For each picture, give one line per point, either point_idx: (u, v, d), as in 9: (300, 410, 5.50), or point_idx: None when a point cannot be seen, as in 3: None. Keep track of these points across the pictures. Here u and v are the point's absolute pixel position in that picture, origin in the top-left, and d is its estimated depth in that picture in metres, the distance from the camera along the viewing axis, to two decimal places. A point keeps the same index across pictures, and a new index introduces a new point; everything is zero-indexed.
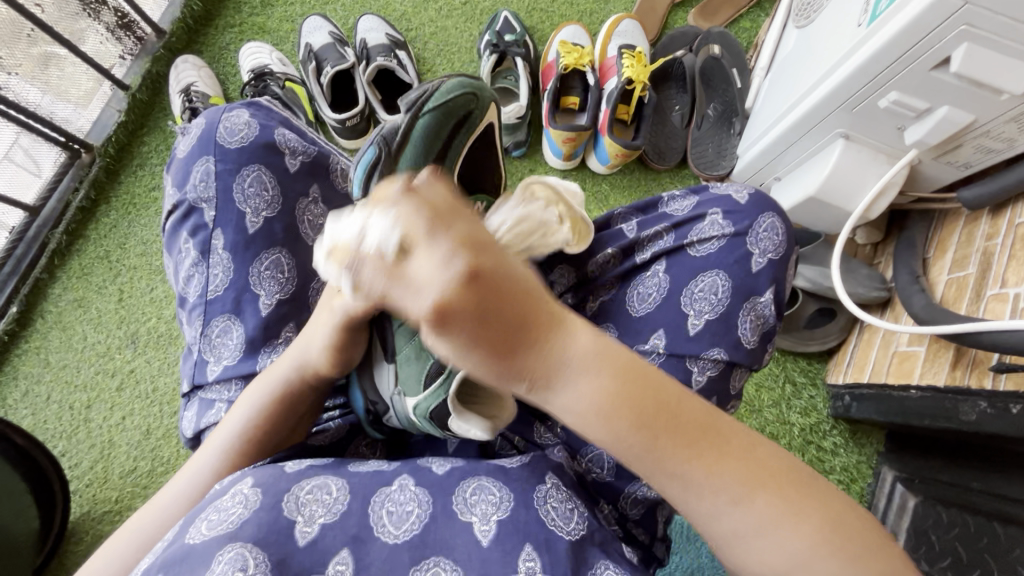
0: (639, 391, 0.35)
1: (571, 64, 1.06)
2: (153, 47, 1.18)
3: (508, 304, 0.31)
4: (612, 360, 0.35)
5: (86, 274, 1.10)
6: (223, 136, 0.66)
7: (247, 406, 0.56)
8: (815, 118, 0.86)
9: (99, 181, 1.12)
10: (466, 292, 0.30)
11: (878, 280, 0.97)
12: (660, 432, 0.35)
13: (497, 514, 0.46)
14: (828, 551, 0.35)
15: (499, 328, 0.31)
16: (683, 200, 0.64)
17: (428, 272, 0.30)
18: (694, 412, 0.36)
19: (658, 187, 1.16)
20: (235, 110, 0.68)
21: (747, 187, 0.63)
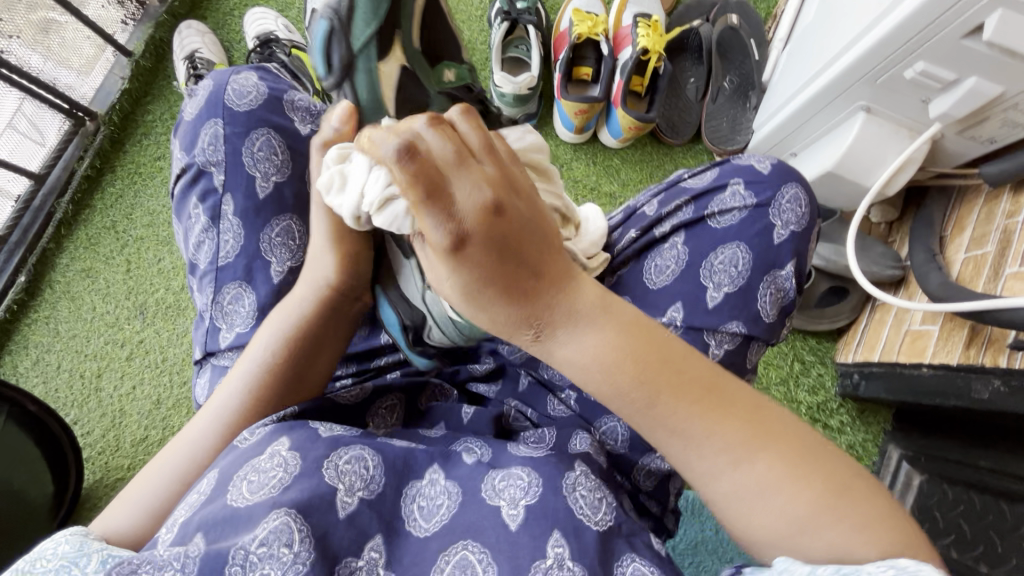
0: (643, 343, 0.45)
1: (584, 33, 1.03)
2: (156, 12, 1.14)
3: (523, 249, 0.43)
4: (614, 311, 0.46)
5: (93, 245, 1.10)
6: (232, 97, 0.64)
7: (268, 333, 0.59)
8: (836, 89, 0.84)
9: (104, 150, 1.11)
10: (492, 222, 0.40)
11: (893, 258, 0.96)
12: (660, 387, 0.44)
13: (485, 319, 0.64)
14: (830, 518, 0.41)
15: (512, 261, 0.43)
16: (704, 172, 0.63)
17: (462, 198, 0.40)
18: (698, 370, 0.45)
19: (671, 161, 1.14)
20: (243, 71, 0.66)
21: (772, 157, 0.61)
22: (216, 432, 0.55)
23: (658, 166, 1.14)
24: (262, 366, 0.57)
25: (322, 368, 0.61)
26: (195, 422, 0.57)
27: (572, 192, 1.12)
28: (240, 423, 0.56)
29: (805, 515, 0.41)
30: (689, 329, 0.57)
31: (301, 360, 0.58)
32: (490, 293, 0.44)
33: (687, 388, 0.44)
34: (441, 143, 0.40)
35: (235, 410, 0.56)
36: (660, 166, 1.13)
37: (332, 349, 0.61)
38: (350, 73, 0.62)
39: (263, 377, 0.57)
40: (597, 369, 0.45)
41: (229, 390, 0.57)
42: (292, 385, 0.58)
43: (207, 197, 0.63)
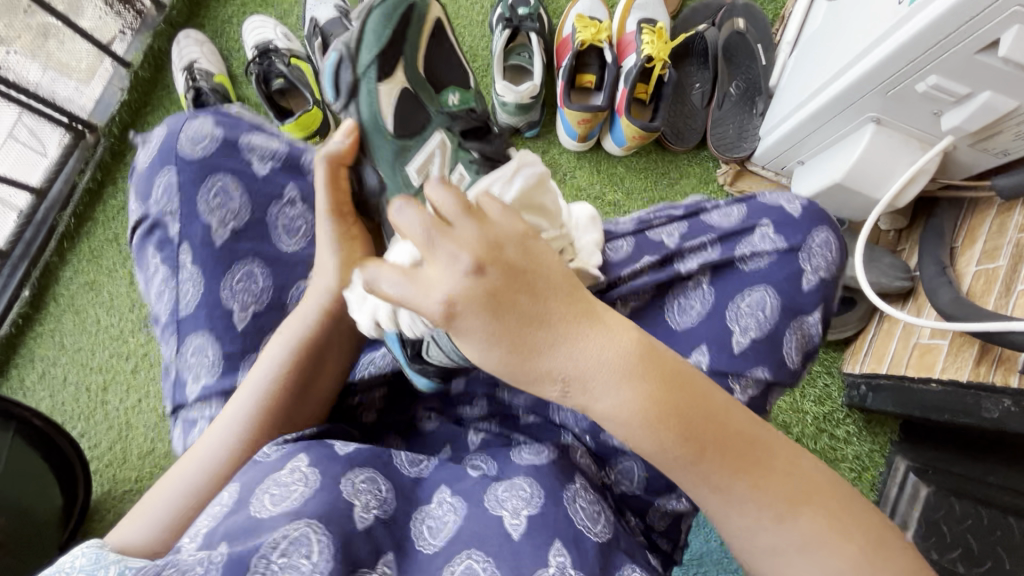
0: (676, 391, 0.44)
1: (588, 40, 1.02)
2: (153, 21, 1.13)
3: (528, 300, 0.43)
4: (649, 360, 0.44)
5: (96, 258, 1.10)
6: (186, 146, 0.62)
7: (277, 346, 0.59)
8: (844, 101, 0.82)
9: (105, 162, 1.10)
10: (478, 284, 0.41)
11: (902, 269, 0.94)
12: (706, 444, 0.44)
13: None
14: (870, 568, 0.44)
15: (517, 318, 0.42)
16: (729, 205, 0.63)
17: (442, 274, 0.42)
18: (737, 424, 0.45)
19: (676, 169, 1.12)
20: (197, 118, 0.64)
21: (800, 197, 0.63)
22: (225, 444, 0.56)
23: (662, 174, 1.12)
24: (271, 378, 0.57)
25: (329, 380, 0.60)
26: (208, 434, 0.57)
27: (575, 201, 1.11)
28: (251, 438, 0.56)
29: (844, 568, 0.44)
30: (714, 373, 0.56)
31: (308, 371, 0.59)
32: (503, 355, 0.42)
33: (729, 445, 0.45)
34: (415, 216, 0.42)
35: (241, 426, 0.56)
36: (664, 173, 1.12)
37: (337, 362, 0.61)
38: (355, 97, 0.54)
39: (274, 388, 0.57)
40: (637, 426, 0.44)
41: (238, 403, 0.57)
42: (300, 396, 0.58)
43: (166, 249, 0.62)
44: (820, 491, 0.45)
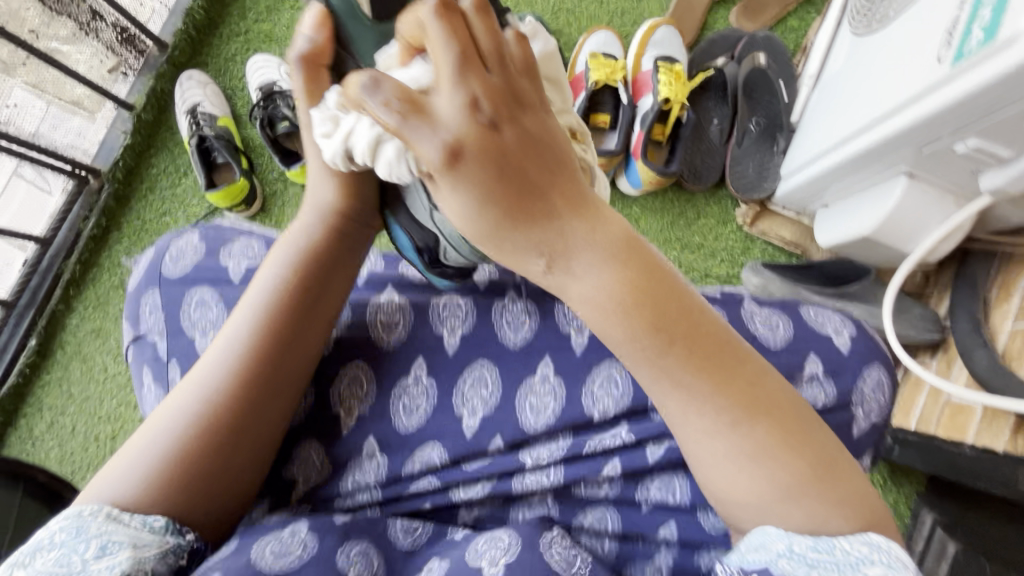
0: (651, 284, 0.44)
1: (602, 79, 0.99)
2: (156, 61, 1.10)
3: (531, 171, 0.41)
4: (632, 246, 0.44)
5: (103, 305, 1.08)
6: (167, 265, 0.61)
7: (276, 268, 0.57)
8: (877, 153, 0.77)
9: (109, 208, 1.08)
10: (487, 136, 0.39)
11: (932, 321, 0.90)
12: (675, 336, 0.44)
13: (461, 328, 0.62)
14: (837, 504, 0.42)
15: (514, 180, 0.41)
16: (784, 324, 0.60)
17: (448, 111, 0.38)
18: (713, 329, 0.45)
19: (693, 208, 1.09)
20: (184, 233, 0.63)
21: (852, 324, 0.61)
22: (214, 380, 0.53)
23: (679, 213, 1.09)
24: (267, 308, 0.55)
25: (329, 308, 0.58)
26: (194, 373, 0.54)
27: None
28: (245, 372, 0.53)
29: (790, 485, 0.43)
30: None
31: (309, 292, 0.57)
32: (494, 214, 0.41)
33: (703, 345, 0.44)
34: (445, 43, 0.37)
35: (239, 351, 0.54)
36: (681, 213, 1.09)
37: (339, 289, 0.59)
38: None
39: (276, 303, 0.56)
40: (610, 309, 0.44)
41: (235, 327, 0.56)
42: (298, 326, 0.56)
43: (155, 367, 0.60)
44: (780, 401, 0.44)
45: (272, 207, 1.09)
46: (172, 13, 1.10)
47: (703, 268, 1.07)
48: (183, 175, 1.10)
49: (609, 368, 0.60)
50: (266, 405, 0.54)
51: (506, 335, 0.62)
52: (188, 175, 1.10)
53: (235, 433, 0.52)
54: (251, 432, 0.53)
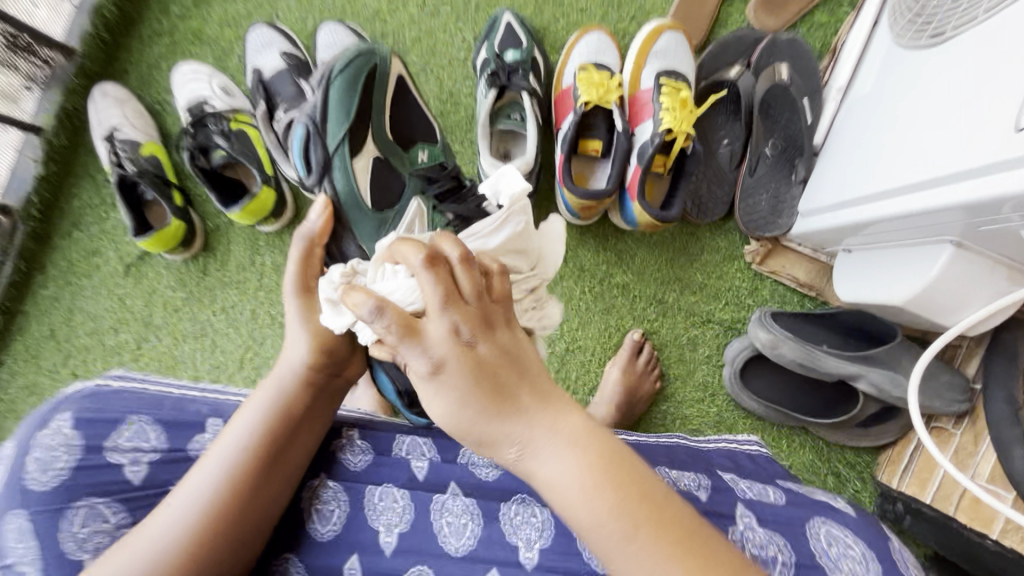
0: (619, 473, 0.41)
1: (594, 101, 0.83)
2: (65, 73, 0.93)
3: (503, 377, 0.42)
4: (594, 433, 0.43)
5: (35, 357, 0.96)
6: (34, 471, 0.51)
7: (244, 419, 0.52)
8: (928, 218, 0.64)
9: (29, 249, 0.95)
10: (469, 355, 0.42)
11: (961, 389, 0.80)
12: (639, 522, 0.40)
13: (399, 526, 0.58)
14: None
15: (489, 384, 0.42)
16: (783, 559, 0.54)
17: (437, 335, 0.41)
18: (676, 512, 0.42)
19: (696, 243, 0.96)
20: (52, 420, 0.54)
21: (875, 565, 0.54)
22: (178, 538, 0.47)
23: (681, 248, 0.96)
24: (242, 455, 0.50)
25: (298, 454, 0.54)
26: (153, 520, 0.48)
27: (576, 285, 0.95)
28: (212, 523, 0.48)
29: None
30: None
31: (278, 445, 0.52)
32: (472, 412, 0.42)
33: (670, 528, 0.41)
34: (433, 283, 0.41)
35: (200, 506, 0.48)
36: (684, 250, 0.96)
37: (309, 434, 0.55)
38: (328, 171, 0.66)
39: (243, 460, 0.50)
40: (576, 499, 0.41)
41: (199, 478, 0.49)
42: (269, 477, 0.51)
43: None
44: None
45: (216, 246, 0.96)
46: (78, 11, 0.93)
47: (705, 312, 0.96)
48: (109, 209, 0.96)
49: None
50: (234, 566, 0.50)
51: (447, 543, 0.57)
52: (114, 210, 0.96)
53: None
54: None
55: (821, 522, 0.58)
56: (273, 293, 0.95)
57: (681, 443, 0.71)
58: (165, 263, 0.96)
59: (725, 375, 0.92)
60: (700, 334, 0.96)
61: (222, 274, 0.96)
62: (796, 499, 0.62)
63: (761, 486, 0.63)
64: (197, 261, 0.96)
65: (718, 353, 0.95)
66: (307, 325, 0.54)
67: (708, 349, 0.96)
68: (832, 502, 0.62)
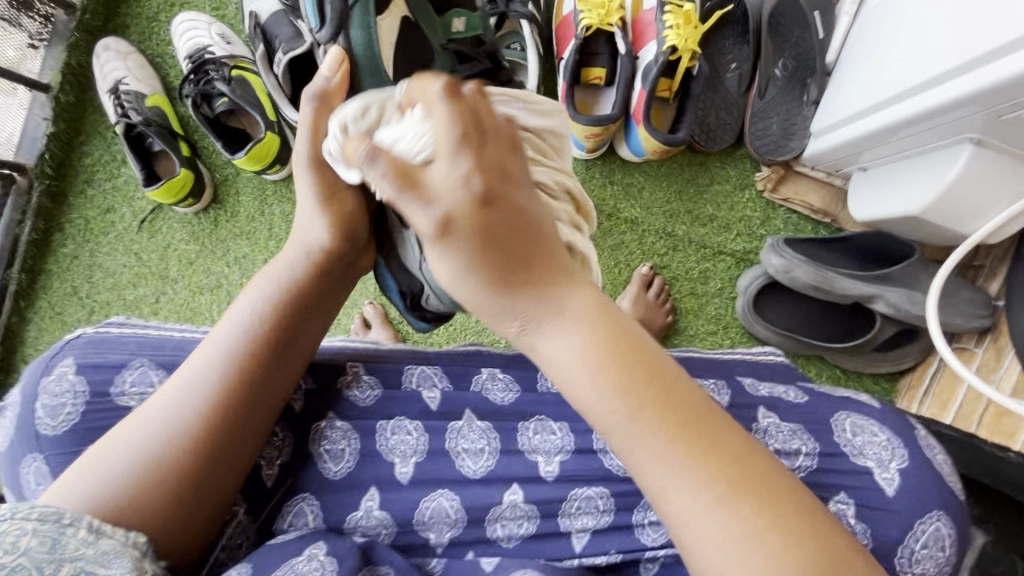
0: (641, 368, 0.38)
1: (596, 24, 0.81)
2: (66, 28, 0.95)
3: (509, 241, 0.38)
4: (614, 327, 0.39)
5: (60, 314, 0.99)
6: (43, 419, 0.52)
7: (254, 295, 0.53)
8: (944, 116, 0.61)
9: (46, 208, 0.98)
10: (481, 208, 0.37)
11: (982, 304, 0.78)
12: (662, 425, 0.37)
13: (414, 457, 0.58)
14: None
15: (501, 249, 0.38)
16: (806, 451, 0.55)
17: (443, 175, 0.36)
18: (707, 416, 0.38)
19: (705, 174, 0.94)
20: (53, 369, 0.54)
21: (902, 451, 0.54)
22: (194, 391, 0.49)
23: (689, 179, 0.94)
24: (251, 326, 0.52)
25: (308, 339, 0.55)
26: (171, 382, 0.50)
27: None
28: (230, 381, 0.50)
29: None
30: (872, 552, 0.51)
31: (291, 324, 0.53)
32: (480, 282, 0.39)
33: (695, 429, 0.37)
34: (445, 116, 0.36)
35: (216, 374, 0.50)
36: (693, 180, 0.94)
37: (318, 327, 0.56)
38: (343, 24, 0.57)
39: (257, 323, 0.52)
40: (591, 388, 0.38)
41: (207, 352, 0.51)
42: (285, 348, 0.53)
43: None
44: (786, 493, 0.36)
45: (226, 197, 0.97)
46: None
47: (716, 244, 0.94)
48: (120, 165, 0.98)
49: (586, 491, 0.57)
50: (245, 442, 0.51)
51: (465, 467, 0.58)
52: (124, 166, 0.98)
53: (218, 454, 0.49)
54: (231, 465, 0.50)
55: (846, 414, 0.57)
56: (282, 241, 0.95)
57: (694, 355, 0.71)
58: (177, 217, 0.98)
59: (738, 305, 0.91)
60: (711, 267, 0.94)
61: (233, 225, 0.97)
62: (819, 397, 0.60)
63: (782, 388, 0.61)
64: (208, 213, 0.97)
65: (730, 285, 0.94)
66: (326, 213, 0.52)
67: (720, 281, 0.94)
68: (857, 397, 0.60)
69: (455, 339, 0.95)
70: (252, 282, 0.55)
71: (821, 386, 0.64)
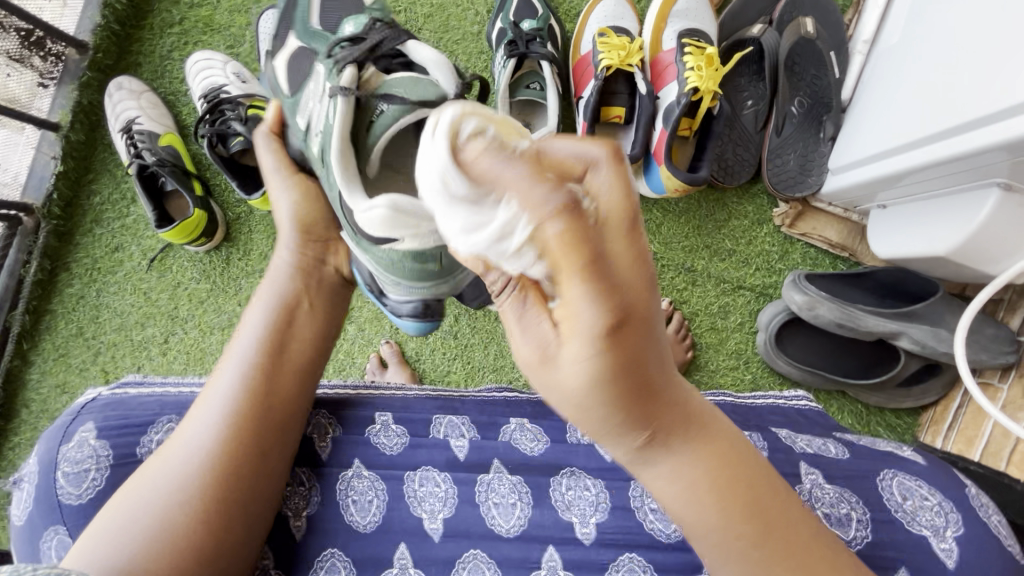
0: (744, 484, 0.40)
1: (616, 65, 0.81)
2: (77, 67, 0.94)
3: (642, 368, 0.35)
4: (722, 448, 0.40)
5: (64, 355, 0.96)
6: (66, 488, 0.50)
7: (254, 316, 0.55)
8: (969, 162, 0.61)
9: (52, 247, 0.95)
10: (616, 334, 0.33)
11: (1007, 341, 0.78)
12: (769, 537, 0.40)
13: (443, 512, 0.56)
14: None
15: (632, 375, 0.35)
16: (857, 516, 0.53)
17: (582, 305, 0.32)
18: (809, 533, 0.41)
19: (723, 210, 0.94)
20: (71, 434, 0.52)
21: (956, 517, 0.53)
22: (213, 422, 0.50)
23: (707, 214, 0.94)
24: (258, 343, 0.54)
25: (303, 347, 0.56)
26: (186, 423, 0.50)
27: None
28: (235, 417, 0.50)
29: None
30: None
31: (281, 341, 0.54)
32: (602, 402, 0.36)
33: (789, 544, 0.40)
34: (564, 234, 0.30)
35: (224, 406, 0.50)
36: (711, 216, 0.94)
37: (315, 334, 0.57)
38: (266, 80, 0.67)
39: (254, 353, 0.53)
40: (692, 499, 0.39)
41: (221, 382, 0.52)
42: (276, 369, 0.53)
43: None
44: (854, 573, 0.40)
45: (238, 235, 0.95)
46: (87, 5, 0.94)
47: (735, 278, 0.94)
48: (129, 204, 0.96)
49: (627, 557, 0.54)
50: (268, 455, 0.51)
51: (498, 525, 0.55)
52: (134, 204, 0.96)
53: (241, 496, 0.48)
54: (259, 485, 0.50)
55: (893, 473, 0.56)
56: None
57: (727, 400, 0.70)
58: (188, 255, 0.96)
59: (759, 342, 0.91)
60: (731, 302, 0.94)
61: (245, 264, 0.95)
62: (863, 453, 0.59)
63: (821, 442, 0.61)
64: (220, 251, 0.95)
65: (750, 320, 0.94)
66: (293, 190, 0.57)
67: (740, 315, 0.94)
68: (899, 452, 0.59)
69: (472, 377, 0.94)
70: (251, 302, 0.57)
71: (860, 439, 0.63)
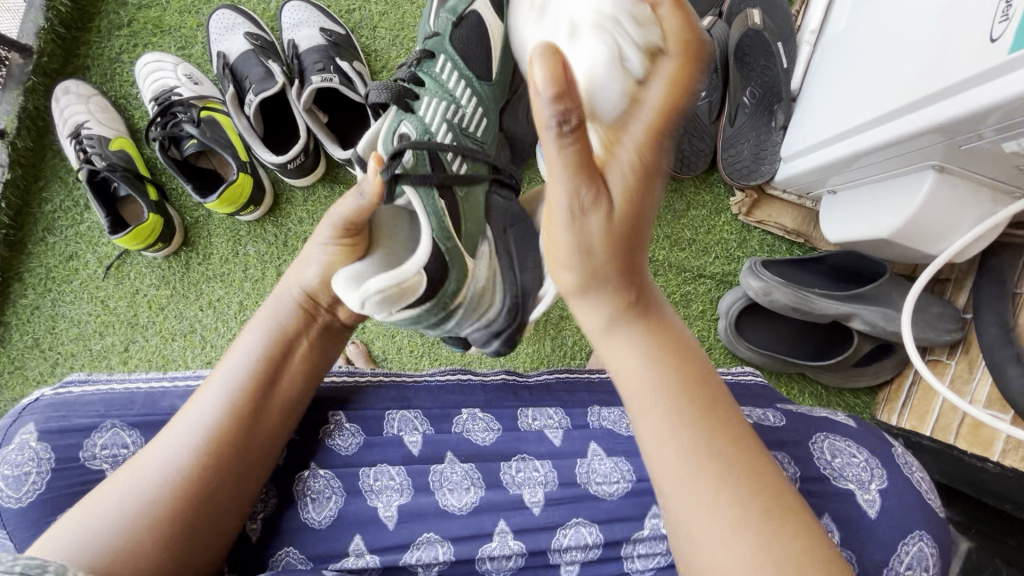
0: (692, 390, 0.42)
1: None
2: (21, 71, 0.92)
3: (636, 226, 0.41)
4: (672, 356, 0.43)
5: (21, 367, 0.94)
6: (7, 491, 0.49)
7: (242, 349, 0.53)
8: (907, 145, 0.63)
9: (2, 258, 0.93)
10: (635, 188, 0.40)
11: (953, 318, 0.81)
12: (726, 451, 0.40)
13: (398, 499, 0.55)
14: None
15: (632, 223, 0.41)
16: (789, 476, 0.54)
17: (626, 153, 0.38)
18: (773, 478, 0.41)
19: (682, 199, 0.96)
20: (16, 434, 0.51)
21: (881, 472, 0.55)
22: (189, 443, 0.48)
23: (667, 204, 0.96)
24: (251, 367, 0.52)
25: (297, 381, 0.55)
26: (167, 433, 0.49)
27: None
28: (214, 442, 0.49)
29: None
30: None
31: (270, 376, 0.53)
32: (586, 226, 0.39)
33: (746, 474, 0.40)
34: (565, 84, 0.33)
35: (203, 430, 0.49)
36: (670, 206, 0.96)
37: (304, 370, 0.55)
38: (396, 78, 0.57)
39: (243, 384, 0.51)
40: (644, 376, 0.42)
41: (203, 406, 0.50)
42: (264, 402, 0.52)
43: None
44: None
45: (196, 239, 0.94)
46: (30, 8, 0.92)
47: (696, 267, 0.95)
48: (83, 210, 0.94)
49: (575, 521, 0.56)
50: (242, 482, 0.50)
51: (450, 504, 0.56)
52: (87, 211, 0.94)
53: (201, 515, 0.47)
54: (230, 508, 0.49)
55: (823, 436, 0.58)
56: (258, 283, 0.93)
57: None
58: (145, 261, 0.94)
59: (720, 329, 0.92)
60: (693, 290, 0.96)
61: (205, 268, 0.94)
62: (797, 418, 0.60)
63: (761, 410, 0.61)
64: (178, 256, 0.94)
65: (711, 307, 0.95)
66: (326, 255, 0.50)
67: (701, 303, 0.95)
68: (833, 417, 0.61)
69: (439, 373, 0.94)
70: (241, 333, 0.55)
71: (800, 408, 0.64)
